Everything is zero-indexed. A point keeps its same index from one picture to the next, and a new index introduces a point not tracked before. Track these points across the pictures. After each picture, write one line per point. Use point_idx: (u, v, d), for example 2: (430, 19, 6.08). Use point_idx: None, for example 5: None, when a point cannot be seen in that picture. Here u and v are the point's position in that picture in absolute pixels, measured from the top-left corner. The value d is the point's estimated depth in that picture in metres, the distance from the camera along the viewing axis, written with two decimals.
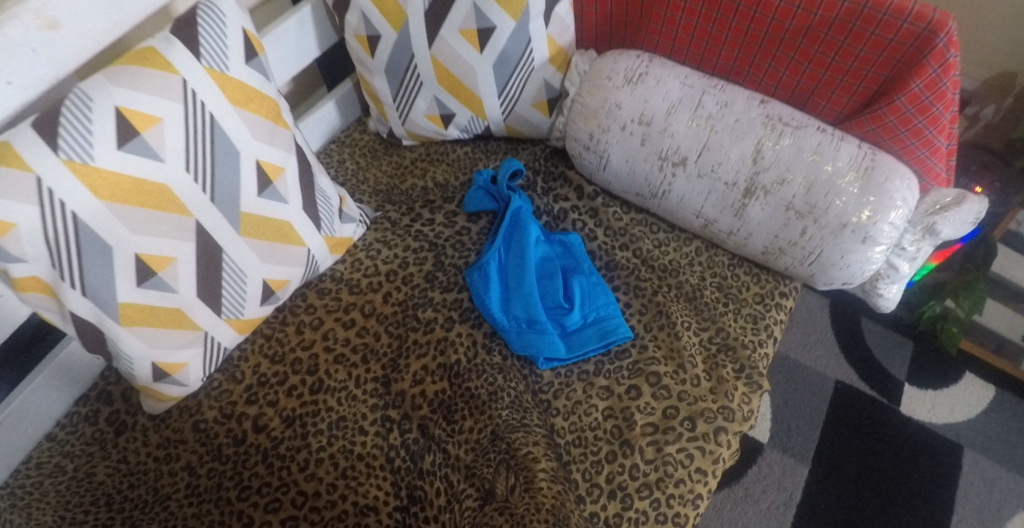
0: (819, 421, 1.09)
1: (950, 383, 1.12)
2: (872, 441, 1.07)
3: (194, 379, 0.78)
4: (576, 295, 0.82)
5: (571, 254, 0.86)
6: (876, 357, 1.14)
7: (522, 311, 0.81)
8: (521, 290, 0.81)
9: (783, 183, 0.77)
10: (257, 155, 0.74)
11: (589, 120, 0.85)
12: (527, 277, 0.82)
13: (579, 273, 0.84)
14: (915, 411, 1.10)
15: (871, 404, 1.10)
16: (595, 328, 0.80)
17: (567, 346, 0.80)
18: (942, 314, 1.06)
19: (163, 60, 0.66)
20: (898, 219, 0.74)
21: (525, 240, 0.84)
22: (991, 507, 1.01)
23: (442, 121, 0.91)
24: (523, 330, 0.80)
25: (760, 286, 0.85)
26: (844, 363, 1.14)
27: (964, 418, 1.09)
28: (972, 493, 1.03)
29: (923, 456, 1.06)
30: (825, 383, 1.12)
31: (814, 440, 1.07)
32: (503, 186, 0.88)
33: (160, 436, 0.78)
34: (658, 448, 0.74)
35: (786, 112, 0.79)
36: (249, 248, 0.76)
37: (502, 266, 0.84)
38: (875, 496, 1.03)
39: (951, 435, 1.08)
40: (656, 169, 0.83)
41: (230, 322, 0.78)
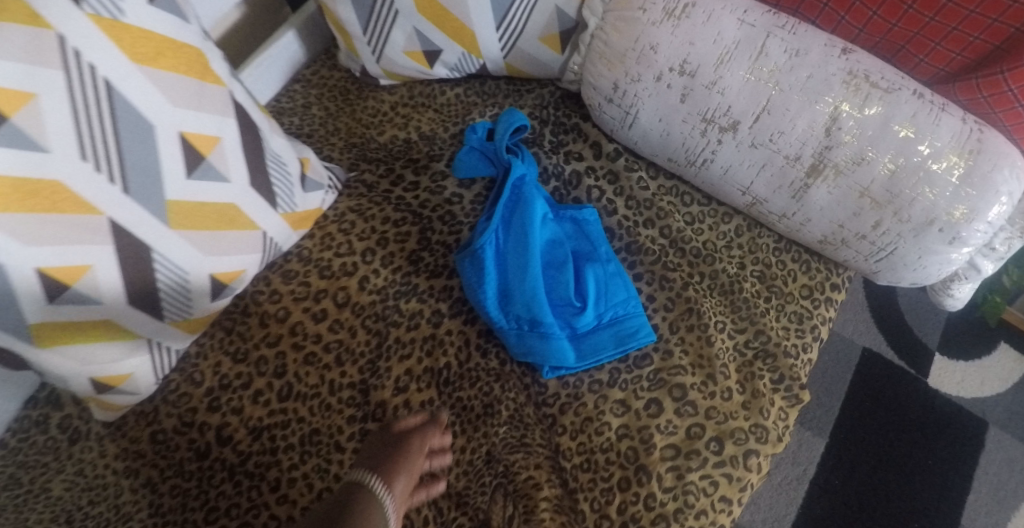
0: (841, 393, 1.01)
1: (984, 355, 1.04)
2: (897, 413, 1.00)
3: (145, 386, 0.67)
4: (590, 291, 0.68)
5: (584, 235, 0.71)
6: (910, 325, 1.06)
7: (524, 311, 0.67)
8: (524, 284, 0.67)
9: (861, 162, 0.60)
10: (180, 126, 0.58)
11: (614, 65, 0.66)
12: (532, 268, 0.67)
13: (594, 260, 0.69)
14: (943, 384, 1.02)
15: (898, 375, 1.02)
16: (612, 331, 0.68)
17: (577, 352, 0.67)
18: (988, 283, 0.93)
19: (27, 9, 0.49)
20: (997, 217, 0.58)
21: (529, 220, 0.68)
22: (1010, 488, 0.96)
23: (426, 59, 0.72)
24: (525, 334, 0.67)
25: (809, 276, 0.71)
26: (872, 330, 1.05)
27: (992, 393, 1.02)
28: (992, 471, 0.97)
29: (947, 432, 0.99)
30: (851, 348, 1.04)
31: (834, 413, 1.00)
32: (502, 148, 0.71)
33: (118, 447, 0.68)
34: (679, 476, 0.64)
35: (874, 68, 0.60)
36: (186, 241, 0.61)
37: (501, 251, 0.69)
38: (894, 472, 0.96)
39: (976, 411, 1.00)
40: (697, 133, 0.65)
41: (177, 324, 0.66)
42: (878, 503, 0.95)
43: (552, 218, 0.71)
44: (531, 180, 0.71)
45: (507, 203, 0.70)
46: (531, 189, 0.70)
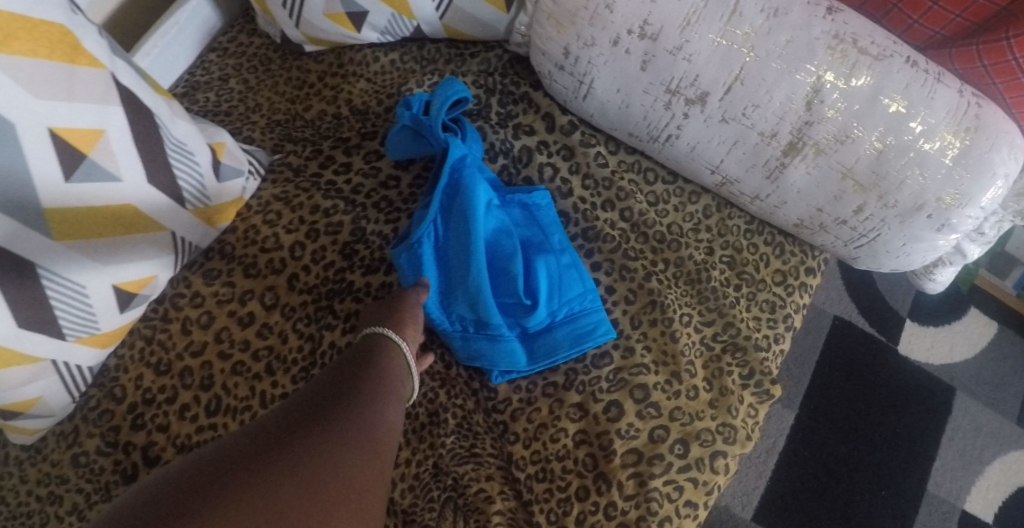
0: (812, 362, 0.98)
1: (953, 320, 1.02)
2: (871, 381, 0.97)
3: (60, 407, 0.60)
4: (542, 285, 0.61)
5: (535, 220, 0.63)
6: (881, 292, 1.03)
7: (468, 311, 0.61)
8: (467, 282, 0.60)
9: (844, 142, 0.52)
10: (48, 121, 0.49)
11: (564, 28, 0.57)
12: (475, 264, 0.60)
13: (546, 249, 0.62)
14: (913, 352, 0.99)
15: (871, 343, 0.99)
16: (567, 330, 0.61)
17: (529, 354, 0.61)
18: None
19: None
20: (991, 200, 0.52)
21: (471, 209, 0.60)
22: (975, 452, 0.95)
23: (352, 22, 0.62)
24: (472, 336, 0.61)
25: (783, 260, 0.65)
26: (844, 296, 1.02)
27: (960, 359, 1.00)
28: (958, 436, 0.95)
29: (916, 398, 0.97)
30: (821, 317, 1.00)
31: (803, 383, 0.96)
32: (438, 124, 0.62)
33: (38, 472, 0.62)
34: (642, 483, 0.59)
35: (863, 31, 0.51)
36: (76, 252, 0.53)
37: (441, 245, 0.62)
38: (863, 443, 0.94)
39: (945, 377, 0.98)
40: (660, 106, 0.57)
41: (85, 341, 0.58)
42: (851, 473, 0.92)
43: (498, 203, 0.63)
44: (473, 159, 0.63)
45: (445, 189, 0.62)
46: (473, 171, 0.62)
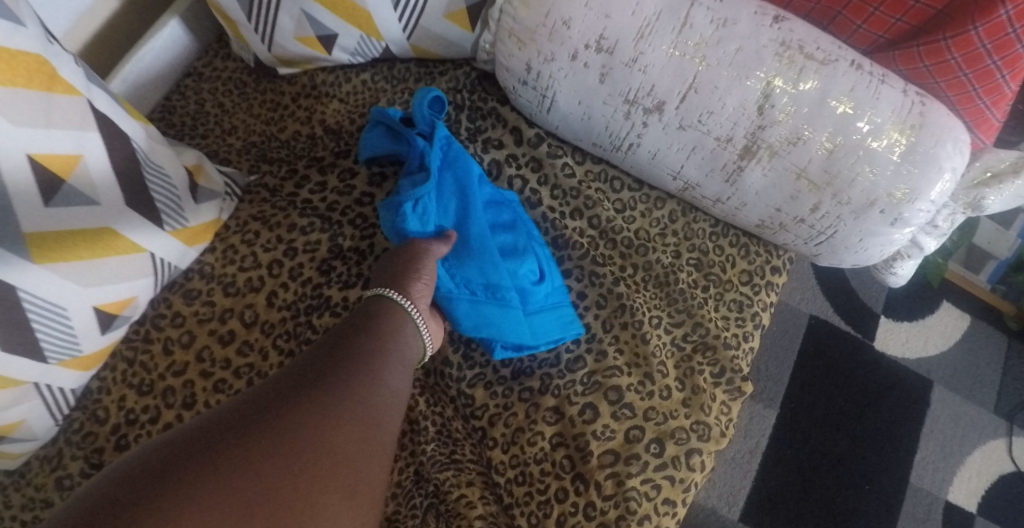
0: (790, 363, 0.99)
1: (925, 315, 1.04)
2: (849, 378, 0.99)
3: (42, 430, 0.61)
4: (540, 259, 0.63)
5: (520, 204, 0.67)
6: (854, 290, 1.04)
7: (476, 277, 0.61)
8: (477, 249, 0.61)
9: (797, 143, 0.55)
10: (27, 148, 0.50)
11: (525, 44, 0.59)
12: (484, 232, 0.61)
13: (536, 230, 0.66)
14: (889, 347, 1.01)
15: (848, 340, 1.01)
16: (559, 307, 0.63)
17: (531, 324, 0.61)
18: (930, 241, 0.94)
19: None
20: (941, 194, 0.54)
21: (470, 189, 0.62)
22: (955, 443, 0.97)
23: (322, 45, 0.64)
24: (480, 303, 0.61)
25: (748, 260, 0.66)
26: (818, 296, 1.03)
27: (935, 352, 1.02)
28: (937, 429, 0.98)
29: (894, 392, 0.99)
30: (798, 318, 1.02)
31: (783, 382, 0.98)
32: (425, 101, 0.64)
33: (22, 497, 0.62)
34: (619, 483, 0.61)
35: (809, 38, 0.54)
36: (59, 275, 0.55)
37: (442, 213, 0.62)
38: (845, 439, 0.96)
39: (921, 370, 1.01)
40: (620, 115, 0.59)
41: (66, 364, 0.59)
42: (831, 469, 0.94)
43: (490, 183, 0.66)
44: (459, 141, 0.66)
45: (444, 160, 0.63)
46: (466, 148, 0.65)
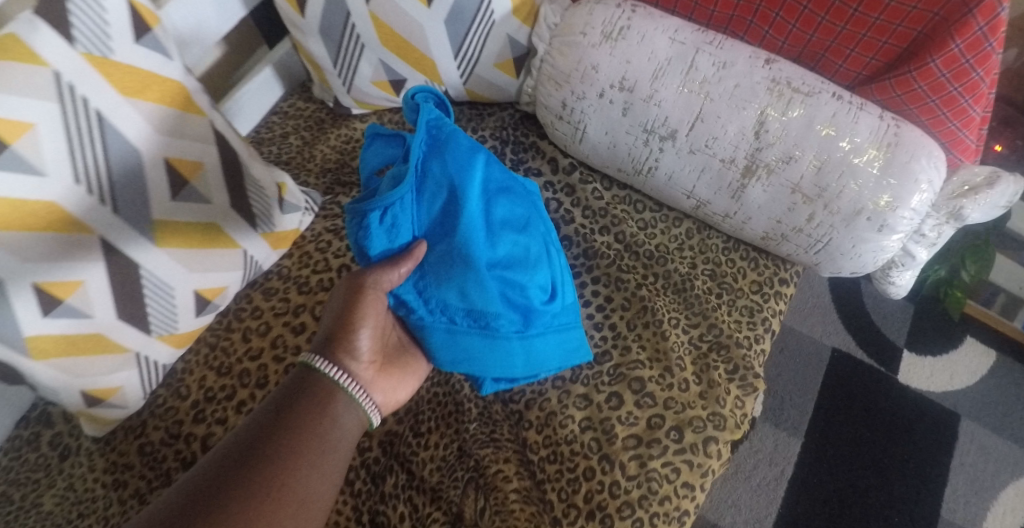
0: (813, 393, 1.05)
1: (951, 350, 1.08)
2: (869, 412, 1.03)
3: (134, 399, 0.71)
4: (539, 276, 0.67)
5: (524, 203, 0.70)
6: (877, 325, 1.09)
7: (456, 301, 0.63)
8: (456, 271, 0.62)
9: (790, 161, 0.65)
10: (165, 152, 0.63)
11: (561, 85, 0.71)
12: (472, 249, 0.62)
13: (533, 237, 0.68)
14: (913, 380, 1.06)
15: (869, 374, 1.06)
16: (568, 332, 0.69)
17: (538, 356, 0.67)
18: (947, 279, 1.00)
19: (26, 50, 0.54)
20: (921, 203, 0.63)
21: (471, 217, 0.63)
22: (987, 477, 1.00)
23: (393, 88, 0.77)
24: (457, 330, 0.64)
25: (758, 272, 0.75)
26: (840, 329, 1.09)
27: (962, 386, 1.06)
28: (968, 462, 1.01)
29: (919, 426, 1.03)
30: (821, 350, 1.08)
31: (808, 412, 1.03)
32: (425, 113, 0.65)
33: (106, 461, 0.73)
34: (642, 464, 0.67)
35: (796, 75, 0.65)
36: (171, 258, 0.66)
37: (420, 227, 0.63)
38: (870, 471, 1.00)
39: (948, 404, 1.04)
40: (640, 143, 0.70)
41: (164, 339, 0.70)
42: (853, 499, 0.98)
43: (491, 180, 0.67)
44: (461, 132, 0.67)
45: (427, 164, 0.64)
46: (460, 148, 0.66)
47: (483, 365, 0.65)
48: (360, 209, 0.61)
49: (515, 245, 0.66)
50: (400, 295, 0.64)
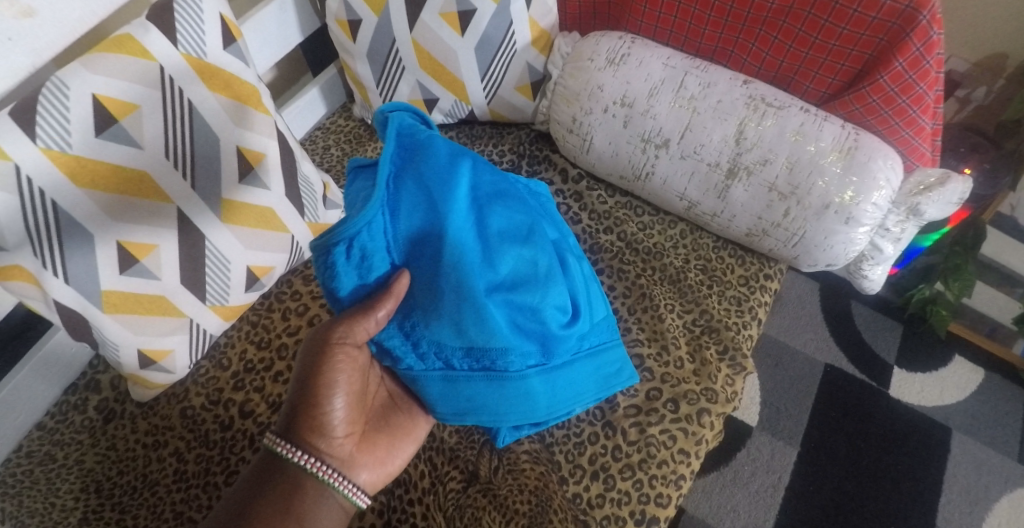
0: (808, 406, 1.11)
1: (938, 367, 1.14)
2: (862, 423, 1.09)
3: (180, 366, 0.79)
4: (549, 293, 0.67)
5: (522, 210, 0.69)
6: (867, 342, 1.16)
7: (454, 338, 0.62)
8: (450, 302, 0.60)
9: (766, 163, 0.76)
10: (238, 142, 0.73)
11: (572, 102, 0.83)
12: (468, 273, 0.61)
13: (536, 248, 0.67)
14: (904, 395, 1.11)
15: (861, 387, 1.12)
16: (599, 359, 0.72)
17: (568, 393, 0.70)
18: (932, 298, 1.09)
19: (139, 47, 0.66)
20: (881, 199, 0.73)
21: (463, 235, 0.61)
22: (980, 488, 1.04)
23: (426, 106, 0.89)
24: (459, 376, 0.65)
25: (744, 268, 0.85)
26: (833, 346, 1.16)
27: (952, 400, 1.11)
28: (960, 474, 1.05)
29: (912, 439, 1.08)
30: (814, 367, 1.14)
31: (803, 423, 1.09)
32: (395, 125, 0.62)
33: (148, 423, 0.80)
34: (642, 430, 0.75)
35: (769, 93, 0.77)
36: (233, 235, 0.75)
37: (397, 253, 0.60)
38: (864, 480, 1.05)
39: (939, 418, 1.10)
40: (638, 151, 0.81)
41: (215, 310, 0.78)
42: (848, 507, 1.03)
43: (482, 188, 0.65)
44: (439, 139, 0.64)
45: (398, 184, 0.60)
46: (437, 160, 0.62)
47: (495, 409, 0.66)
48: (324, 246, 0.56)
49: (520, 260, 0.65)
50: (388, 345, 0.64)
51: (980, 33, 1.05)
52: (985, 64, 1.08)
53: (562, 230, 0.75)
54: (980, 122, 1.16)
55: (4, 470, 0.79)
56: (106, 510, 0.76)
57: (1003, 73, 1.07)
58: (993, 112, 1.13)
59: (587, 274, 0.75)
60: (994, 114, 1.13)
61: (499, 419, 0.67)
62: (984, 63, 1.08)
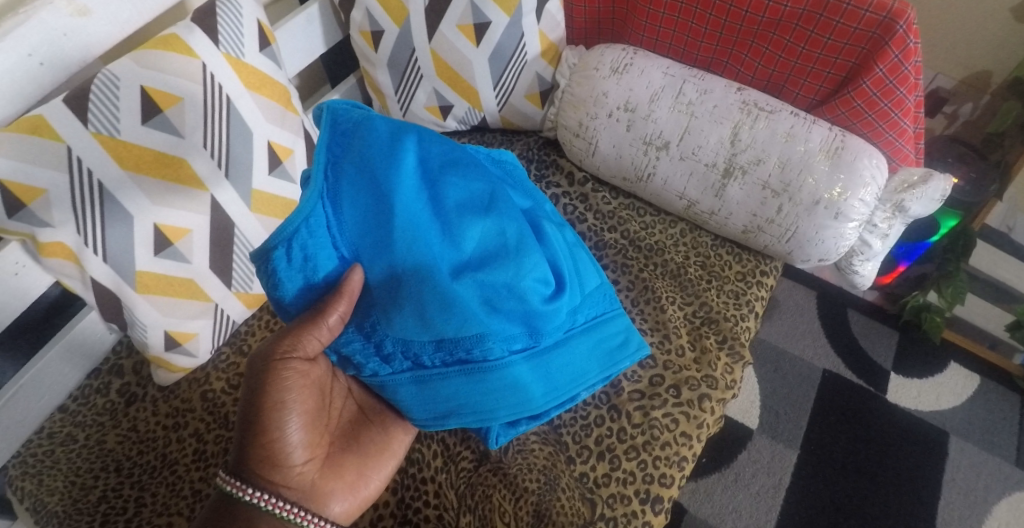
0: (807, 409, 1.14)
1: (936, 372, 1.19)
2: (861, 427, 1.13)
3: (203, 350, 0.83)
4: (524, 267, 0.68)
5: (482, 178, 0.70)
6: (864, 349, 1.20)
7: (420, 332, 0.64)
8: (408, 291, 0.63)
9: (759, 163, 0.81)
10: (269, 138, 0.79)
11: (579, 108, 0.89)
12: (424, 258, 0.63)
13: (502, 217, 0.69)
14: (902, 399, 1.16)
15: (860, 391, 1.16)
16: (598, 334, 0.75)
17: (565, 374, 0.72)
18: (925, 305, 1.15)
19: (184, 46, 0.72)
20: (868, 195, 0.78)
21: (416, 216, 0.63)
22: (980, 492, 1.08)
23: (441, 112, 0.95)
24: (431, 375, 0.67)
25: (741, 265, 0.89)
26: (830, 353, 1.20)
27: (948, 405, 1.16)
28: (958, 477, 1.09)
29: (910, 442, 1.12)
30: (813, 371, 1.18)
31: (802, 426, 1.13)
32: (325, 121, 0.63)
33: (169, 406, 0.84)
34: (645, 413, 0.79)
35: (762, 99, 0.83)
36: (260, 224, 0.80)
37: (342, 247, 0.62)
38: (865, 483, 1.08)
39: (937, 422, 1.14)
40: (641, 153, 0.87)
41: (239, 296, 0.83)
42: (849, 509, 1.06)
43: (435, 161, 0.67)
44: (378, 117, 0.65)
45: (336, 175, 0.62)
46: (378, 142, 0.63)
47: (480, 404, 0.67)
48: (264, 253, 0.60)
49: (486, 234, 0.67)
50: (347, 352, 0.67)
51: (965, 51, 1.13)
52: (970, 80, 1.16)
53: (535, 199, 0.78)
54: (968, 136, 1.23)
55: (25, 451, 0.81)
56: (125, 488, 0.78)
57: (988, 89, 1.15)
58: (981, 126, 1.20)
59: (570, 241, 0.78)
60: (981, 128, 1.19)
61: (487, 416, 0.68)
62: (969, 80, 1.16)
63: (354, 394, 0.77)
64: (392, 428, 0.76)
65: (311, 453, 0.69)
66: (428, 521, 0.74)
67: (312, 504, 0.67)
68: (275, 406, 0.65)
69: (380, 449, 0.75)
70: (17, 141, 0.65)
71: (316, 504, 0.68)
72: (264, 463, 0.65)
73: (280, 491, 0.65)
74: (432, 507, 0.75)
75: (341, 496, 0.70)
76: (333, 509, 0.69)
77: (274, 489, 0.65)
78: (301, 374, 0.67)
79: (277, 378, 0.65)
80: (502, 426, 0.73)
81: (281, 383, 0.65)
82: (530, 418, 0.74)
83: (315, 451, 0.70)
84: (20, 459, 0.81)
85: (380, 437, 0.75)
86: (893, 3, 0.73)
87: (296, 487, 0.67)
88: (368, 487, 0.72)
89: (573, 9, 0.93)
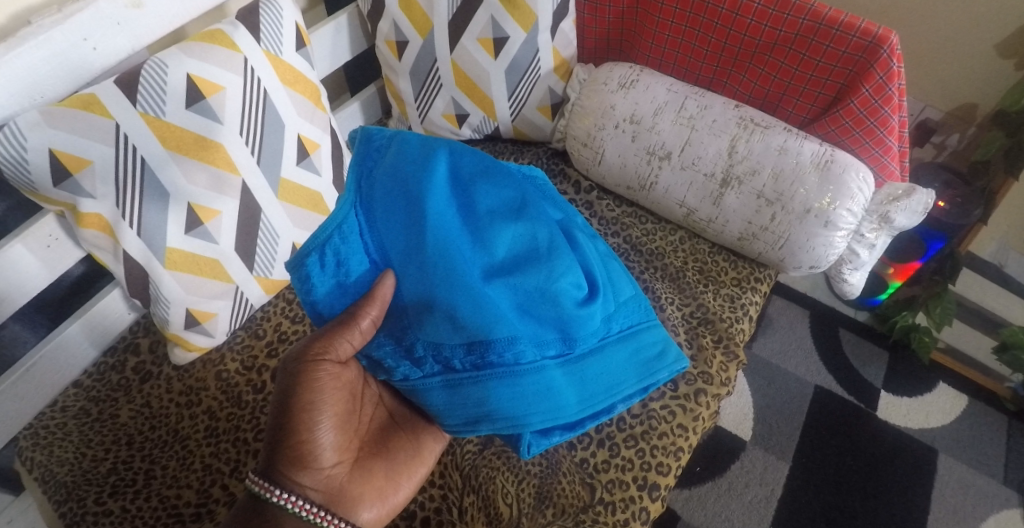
0: (799, 423, 1.20)
1: (925, 392, 1.25)
2: (851, 443, 1.19)
3: (220, 331, 0.87)
4: (556, 270, 0.68)
5: (512, 184, 0.70)
6: (856, 368, 1.27)
7: (452, 335, 0.64)
8: (442, 293, 0.63)
9: (755, 174, 0.85)
10: (299, 131, 0.85)
11: (587, 119, 0.95)
12: (457, 262, 0.63)
13: (533, 221, 0.69)
14: (892, 416, 1.22)
15: (851, 407, 1.22)
16: (633, 343, 0.74)
17: (601, 382, 0.71)
18: (914, 325, 1.23)
19: (229, 40, 0.78)
20: (855, 207, 0.83)
21: (448, 221, 0.64)
22: (967, 510, 1.13)
23: (457, 120, 1.02)
24: (462, 380, 0.65)
25: (737, 271, 0.94)
26: (822, 370, 1.26)
27: (936, 424, 1.21)
28: (947, 494, 1.15)
29: (899, 457, 1.18)
30: (805, 387, 1.24)
31: (793, 439, 1.18)
32: (361, 140, 0.65)
33: (184, 384, 0.86)
34: (644, 405, 0.82)
35: (758, 116, 0.89)
36: (285, 213, 0.85)
37: (374, 252, 0.63)
38: (856, 495, 1.13)
39: (926, 440, 1.20)
40: (644, 163, 0.92)
41: (260, 281, 0.87)
42: (840, 521, 1.11)
43: (466, 170, 0.67)
44: (410, 133, 0.67)
45: (370, 187, 0.63)
46: (411, 154, 0.65)
47: (514, 408, 0.65)
48: (298, 260, 0.61)
49: (518, 239, 0.68)
50: (377, 356, 0.67)
51: (954, 84, 1.21)
52: (957, 112, 1.24)
53: (567, 209, 0.77)
54: (956, 165, 1.31)
55: (37, 423, 0.83)
56: (137, 460, 0.80)
57: (974, 120, 1.23)
58: (967, 155, 1.28)
59: (602, 252, 0.78)
60: (968, 157, 1.27)
61: (521, 422, 0.65)
62: (957, 112, 1.24)
63: (383, 401, 0.77)
64: (422, 436, 0.77)
65: (341, 456, 0.70)
66: (432, 499, 0.77)
67: (340, 510, 0.68)
68: (305, 406, 0.66)
69: (411, 456, 0.75)
70: (69, 114, 0.69)
71: (341, 509, 0.68)
72: (294, 464, 0.66)
73: (305, 493, 0.66)
74: (437, 487, 0.78)
75: (369, 502, 0.70)
76: (360, 514, 0.69)
77: (300, 491, 0.66)
78: (332, 376, 0.67)
79: (308, 380, 0.66)
80: (535, 435, 0.70)
81: (313, 384, 0.66)
82: (564, 429, 0.72)
83: (344, 454, 0.70)
84: (32, 430, 0.82)
85: (410, 443, 0.76)
86: (878, 29, 0.80)
87: (323, 489, 0.68)
88: (396, 494, 0.73)
89: (584, 30, 1.03)
